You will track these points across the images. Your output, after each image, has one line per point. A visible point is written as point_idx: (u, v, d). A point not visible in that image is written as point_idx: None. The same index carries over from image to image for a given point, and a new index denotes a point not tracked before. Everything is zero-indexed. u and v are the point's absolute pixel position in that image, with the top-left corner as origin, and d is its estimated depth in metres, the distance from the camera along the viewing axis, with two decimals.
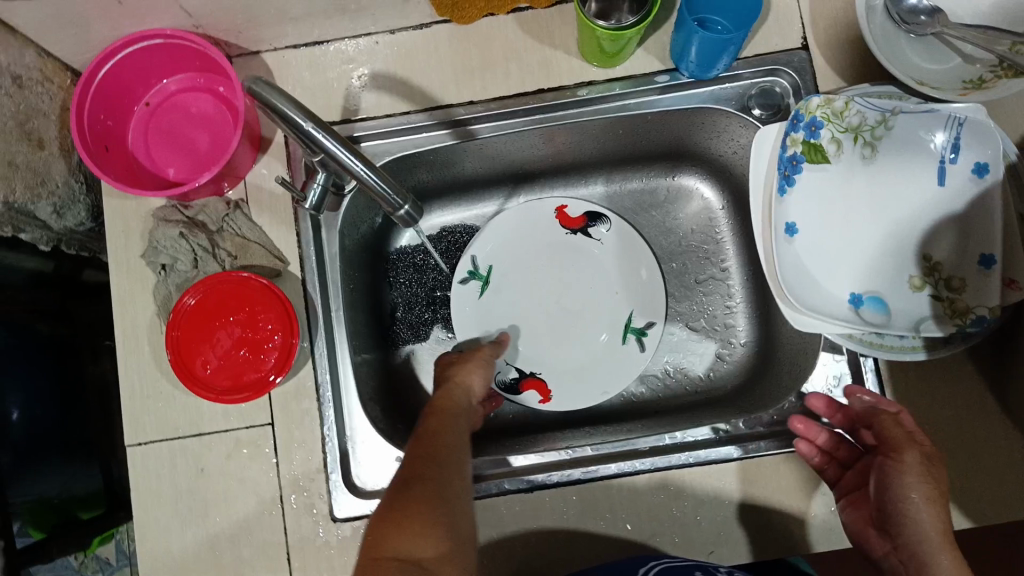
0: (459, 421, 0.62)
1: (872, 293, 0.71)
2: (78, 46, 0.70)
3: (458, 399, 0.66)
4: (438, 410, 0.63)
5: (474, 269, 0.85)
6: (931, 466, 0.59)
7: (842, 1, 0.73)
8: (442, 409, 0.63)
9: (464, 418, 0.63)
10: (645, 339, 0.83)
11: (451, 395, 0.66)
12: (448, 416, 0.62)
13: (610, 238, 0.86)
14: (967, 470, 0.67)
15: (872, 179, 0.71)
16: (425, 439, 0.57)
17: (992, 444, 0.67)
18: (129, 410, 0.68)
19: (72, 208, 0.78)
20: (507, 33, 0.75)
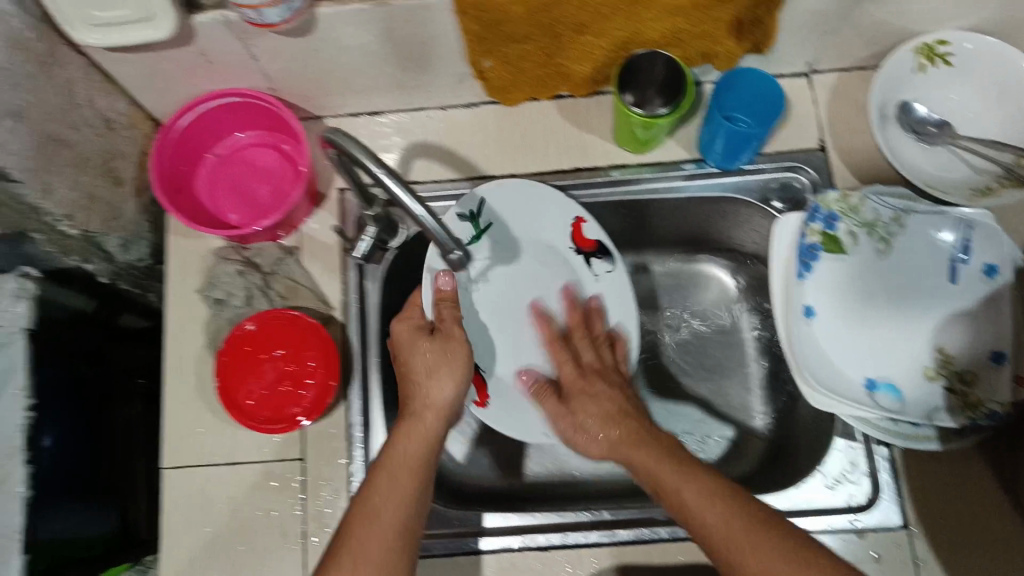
0: (406, 488, 0.62)
1: (886, 378, 0.73)
2: (164, 101, 0.79)
3: (416, 436, 0.65)
4: (397, 455, 0.64)
5: (473, 214, 0.79)
6: (653, 439, 0.67)
7: (857, 110, 0.80)
8: (397, 462, 0.63)
9: (417, 468, 0.63)
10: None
11: (414, 435, 0.65)
12: (403, 467, 0.63)
13: (608, 277, 0.81)
14: (972, 562, 0.69)
15: (886, 273, 0.75)
16: (362, 528, 0.60)
17: (998, 537, 0.69)
18: (169, 439, 0.76)
19: (137, 244, 0.85)
20: (549, 116, 0.82)
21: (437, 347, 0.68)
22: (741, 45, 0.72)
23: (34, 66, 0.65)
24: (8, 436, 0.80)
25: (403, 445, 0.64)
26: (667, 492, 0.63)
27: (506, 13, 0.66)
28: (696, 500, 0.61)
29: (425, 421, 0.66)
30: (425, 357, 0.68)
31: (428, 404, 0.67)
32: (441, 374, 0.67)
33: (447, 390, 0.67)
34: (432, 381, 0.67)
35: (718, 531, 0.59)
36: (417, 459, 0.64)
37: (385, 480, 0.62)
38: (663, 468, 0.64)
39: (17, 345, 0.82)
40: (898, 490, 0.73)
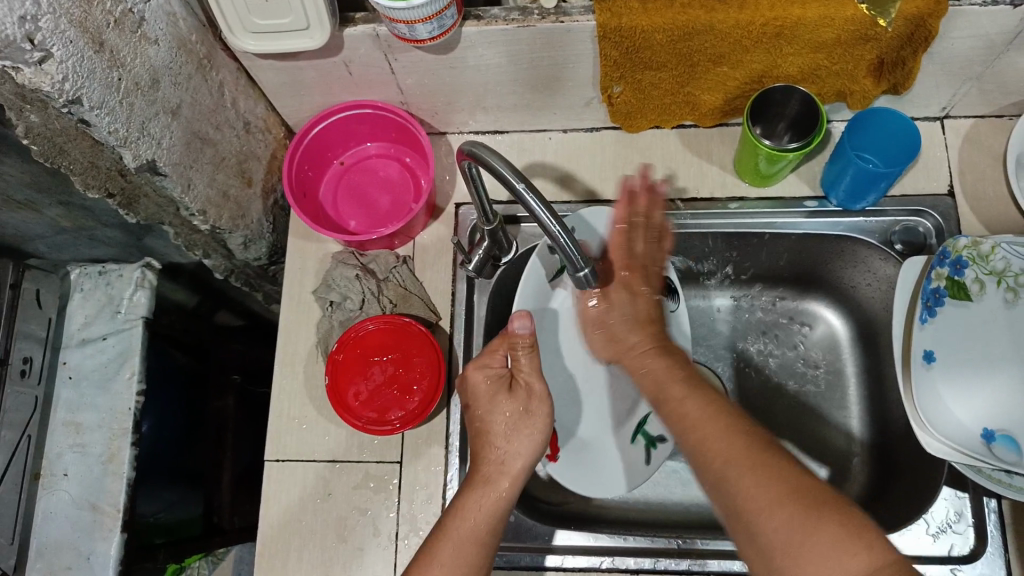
0: (473, 562, 0.57)
1: (1005, 431, 0.70)
2: (298, 107, 0.82)
3: (488, 505, 0.60)
4: (465, 525, 0.59)
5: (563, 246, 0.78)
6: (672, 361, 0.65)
7: (989, 157, 0.78)
8: (464, 533, 0.58)
9: (484, 544, 0.59)
10: (652, 451, 0.78)
11: (481, 505, 0.60)
12: (473, 534, 0.59)
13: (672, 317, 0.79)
14: None
15: (1016, 324, 0.72)
16: None
17: None
18: (276, 430, 0.78)
19: (257, 243, 0.88)
20: (669, 145, 0.83)
21: (517, 406, 0.63)
22: (878, 86, 0.72)
23: (192, 66, 0.69)
24: (117, 413, 0.83)
25: (473, 511, 0.60)
26: (685, 419, 0.60)
27: (648, 40, 0.67)
28: (717, 436, 0.57)
29: (498, 491, 0.61)
30: (505, 414, 0.63)
31: (506, 466, 0.62)
32: (520, 438, 0.62)
33: (528, 450, 0.62)
34: (512, 441, 0.62)
35: (730, 467, 0.55)
36: (487, 530, 0.59)
37: (452, 550, 0.57)
38: (686, 401, 0.61)
39: (136, 330, 0.85)
40: (1004, 545, 0.72)
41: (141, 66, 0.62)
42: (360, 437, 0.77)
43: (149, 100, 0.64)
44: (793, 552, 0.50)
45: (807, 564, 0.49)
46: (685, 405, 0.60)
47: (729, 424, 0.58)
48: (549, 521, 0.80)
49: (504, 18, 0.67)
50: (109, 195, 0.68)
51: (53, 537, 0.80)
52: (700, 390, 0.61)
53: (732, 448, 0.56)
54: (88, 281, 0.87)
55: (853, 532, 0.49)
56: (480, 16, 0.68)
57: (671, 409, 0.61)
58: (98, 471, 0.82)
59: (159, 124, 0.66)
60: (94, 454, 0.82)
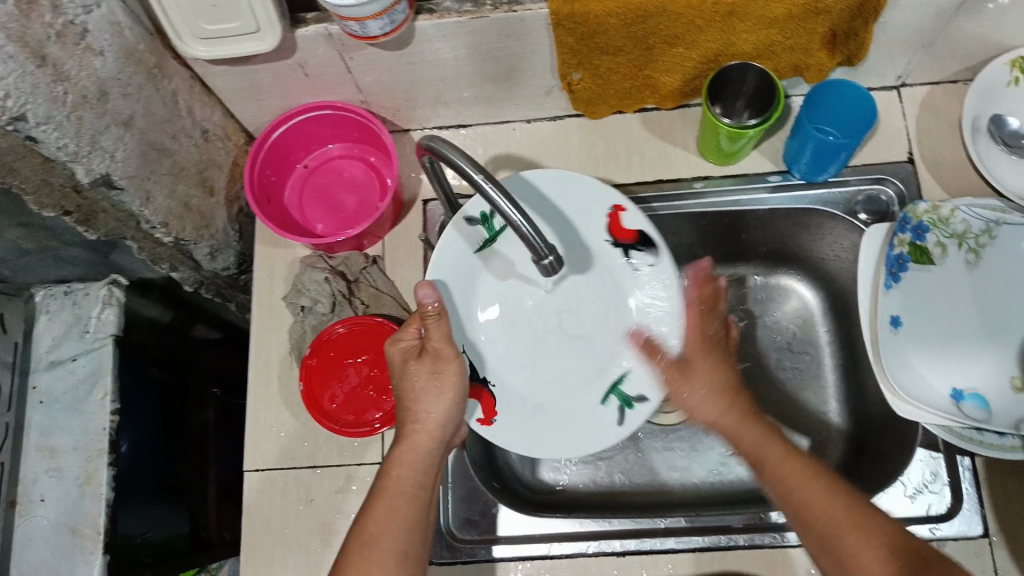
0: (408, 512, 0.60)
1: (973, 389, 0.72)
2: (257, 112, 0.81)
3: (411, 463, 0.62)
4: (393, 486, 0.61)
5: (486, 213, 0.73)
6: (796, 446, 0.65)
7: (947, 124, 0.80)
8: (395, 486, 0.61)
9: (418, 493, 0.61)
10: (628, 411, 0.72)
11: (408, 458, 0.63)
12: (403, 493, 0.61)
13: (648, 272, 0.74)
14: None
15: (978, 286, 0.75)
16: (363, 562, 0.57)
17: None
18: (254, 440, 0.77)
19: (224, 252, 0.87)
20: (632, 129, 0.83)
21: (427, 369, 0.64)
22: (832, 58, 0.72)
23: (142, 76, 0.67)
24: (92, 434, 0.83)
25: (400, 472, 0.62)
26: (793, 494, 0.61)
27: (602, 25, 0.67)
28: (807, 489, 0.61)
29: (420, 451, 0.63)
30: (416, 377, 0.64)
31: (421, 425, 0.63)
32: (433, 399, 0.63)
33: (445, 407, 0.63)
34: (427, 397, 0.63)
35: (823, 521, 0.59)
36: (417, 487, 0.62)
37: (385, 505, 0.60)
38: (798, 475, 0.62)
39: (105, 349, 0.84)
40: (980, 501, 0.73)
41: (88, 79, 0.61)
42: (340, 440, 0.77)
43: (98, 113, 0.63)
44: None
45: None
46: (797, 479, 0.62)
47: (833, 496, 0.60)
48: (534, 510, 0.81)
49: (458, 11, 0.67)
50: (65, 213, 0.67)
51: (34, 563, 0.79)
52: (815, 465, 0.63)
53: (842, 520, 0.59)
54: (54, 301, 0.86)
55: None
56: (433, 9, 0.67)
57: (773, 468, 0.63)
58: (75, 494, 0.81)
59: (111, 136, 0.65)
60: (71, 477, 0.82)
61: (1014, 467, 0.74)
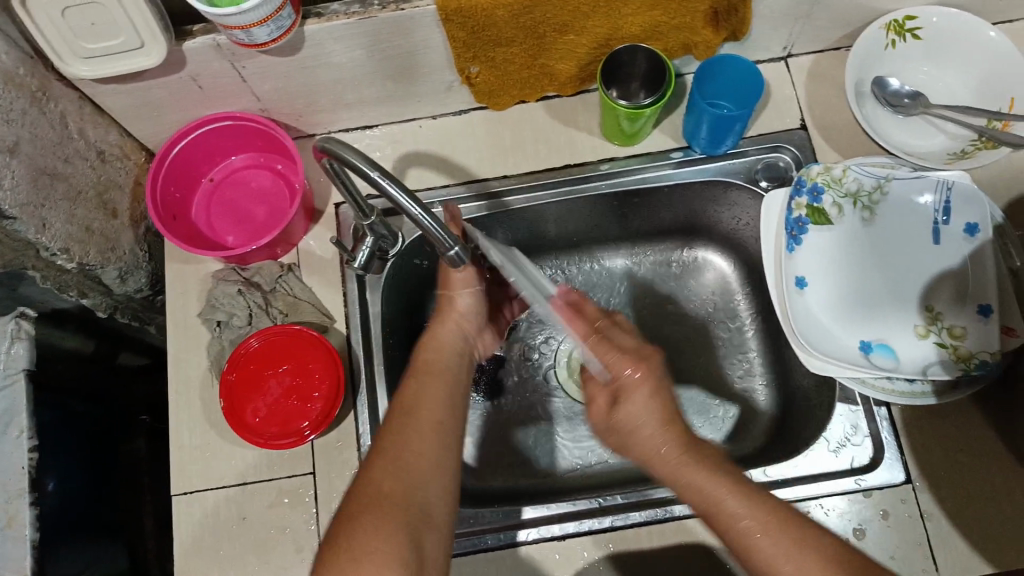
0: (450, 376, 0.64)
1: (881, 340, 0.75)
2: (154, 129, 0.80)
3: (438, 347, 0.67)
4: (424, 365, 0.65)
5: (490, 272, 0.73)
6: (701, 456, 0.57)
7: (834, 90, 0.83)
8: (430, 359, 0.66)
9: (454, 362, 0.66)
10: None
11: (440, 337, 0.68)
12: (435, 372, 0.64)
13: None
14: (977, 509, 0.73)
15: (875, 241, 0.78)
16: (409, 414, 0.60)
17: (1003, 484, 0.74)
18: (179, 462, 0.76)
19: (134, 275, 0.85)
20: (535, 117, 0.84)
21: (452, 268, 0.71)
22: (719, 34, 0.75)
23: (25, 100, 0.66)
24: (12, 474, 0.80)
25: (431, 354, 0.66)
26: (733, 527, 0.54)
27: (491, 17, 0.68)
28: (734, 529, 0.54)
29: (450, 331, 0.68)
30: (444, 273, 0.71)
31: (444, 319, 0.69)
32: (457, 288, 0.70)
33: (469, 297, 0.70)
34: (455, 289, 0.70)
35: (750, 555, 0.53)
36: (449, 367, 0.66)
37: (427, 369, 0.65)
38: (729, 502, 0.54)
39: (18, 386, 0.81)
40: (899, 448, 0.76)
41: None
42: (269, 454, 0.76)
43: None
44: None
45: None
46: (724, 506, 0.55)
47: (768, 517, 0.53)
48: (472, 503, 0.81)
49: (345, 13, 0.67)
50: None
51: None
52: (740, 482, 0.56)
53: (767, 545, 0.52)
54: None
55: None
56: (321, 13, 0.67)
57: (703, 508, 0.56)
58: None
59: None
60: None
61: (927, 412, 0.77)
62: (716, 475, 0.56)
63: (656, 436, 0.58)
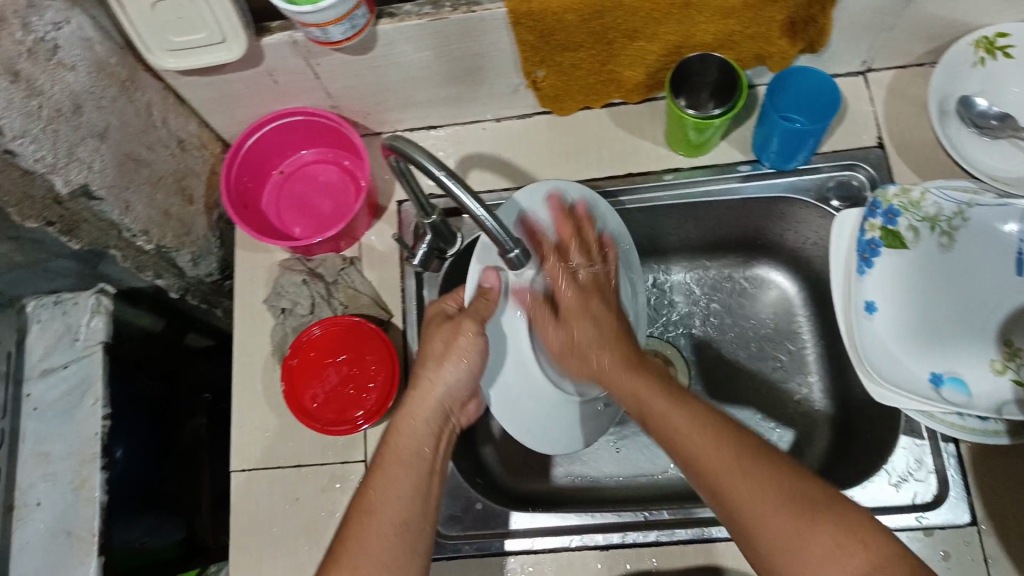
0: (416, 472, 0.62)
1: (952, 373, 0.71)
2: (231, 121, 0.83)
3: (413, 432, 0.64)
4: (393, 454, 0.63)
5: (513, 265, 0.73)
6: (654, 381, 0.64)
7: (915, 107, 0.80)
8: (397, 450, 0.63)
9: (424, 452, 0.64)
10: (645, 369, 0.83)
11: (411, 422, 0.65)
12: (404, 464, 0.62)
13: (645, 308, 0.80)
14: None
15: (951, 268, 0.73)
16: (363, 523, 0.59)
17: None
18: (238, 440, 0.79)
19: (206, 259, 0.89)
20: (600, 123, 0.84)
21: (445, 334, 0.67)
22: (794, 45, 0.72)
23: (115, 89, 0.70)
24: (85, 439, 0.85)
25: (403, 439, 0.64)
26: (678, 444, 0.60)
27: (560, 21, 0.68)
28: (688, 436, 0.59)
29: (427, 411, 0.65)
30: (436, 343, 0.67)
31: (422, 397, 0.66)
32: (440, 368, 0.66)
33: (453, 370, 0.66)
34: (439, 366, 0.66)
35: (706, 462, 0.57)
36: (417, 455, 0.63)
37: (394, 462, 0.62)
38: (676, 422, 0.60)
39: (96, 356, 0.86)
40: (966, 488, 0.72)
41: (62, 93, 0.63)
42: (323, 440, 0.78)
43: (73, 125, 0.65)
44: (782, 556, 0.53)
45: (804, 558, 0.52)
46: (672, 417, 0.61)
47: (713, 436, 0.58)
48: (514, 504, 0.82)
49: (417, 14, 0.68)
50: (49, 224, 0.69)
51: (31, 568, 0.81)
52: (686, 401, 0.62)
53: (721, 452, 0.57)
54: (44, 311, 0.89)
55: (839, 527, 0.52)
56: (393, 13, 0.69)
57: (659, 422, 0.62)
58: (70, 499, 0.83)
59: (87, 148, 0.67)
60: (64, 482, 0.84)
61: (996, 450, 0.73)
62: (666, 395, 0.62)
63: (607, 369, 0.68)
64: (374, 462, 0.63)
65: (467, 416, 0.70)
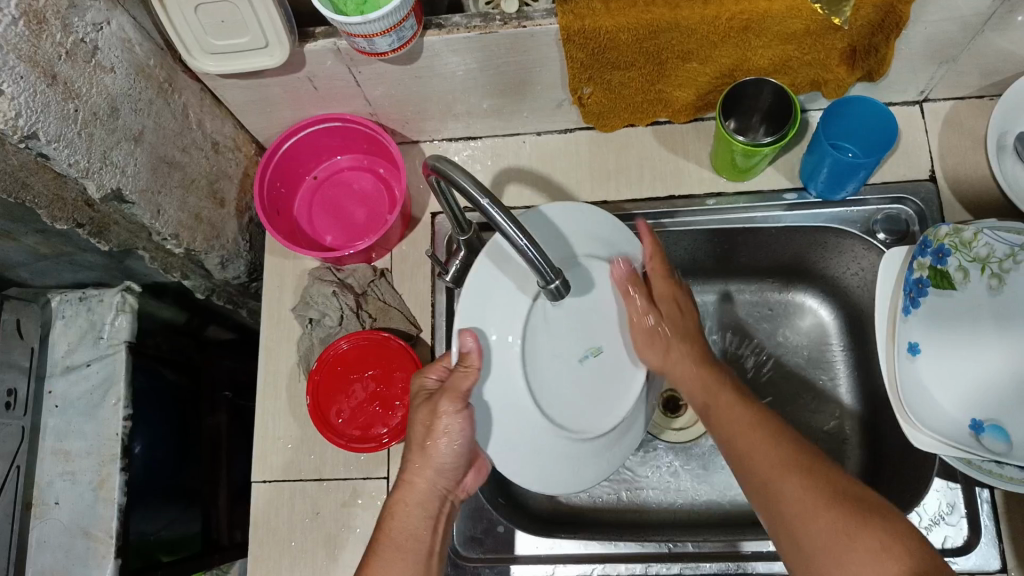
0: (413, 561, 0.60)
1: (993, 421, 0.69)
2: (266, 124, 0.82)
3: (408, 517, 0.62)
4: (387, 542, 0.61)
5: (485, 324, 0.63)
6: (721, 390, 0.66)
7: (970, 141, 0.77)
8: (393, 538, 0.61)
9: (422, 538, 0.62)
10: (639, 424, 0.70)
11: (407, 506, 0.63)
12: (399, 550, 0.61)
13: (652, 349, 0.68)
14: None
15: (999, 313, 0.71)
16: None
17: None
18: (261, 451, 0.78)
19: (235, 262, 0.88)
20: (644, 142, 0.82)
21: (422, 418, 0.62)
22: (852, 73, 0.70)
23: (153, 91, 0.68)
24: (106, 438, 0.84)
25: (399, 523, 0.62)
26: (742, 446, 0.61)
27: (613, 41, 0.66)
28: (753, 440, 0.61)
29: (421, 494, 0.63)
30: (417, 426, 0.63)
31: (412, 481, 0.63)
32: (425, 450, 0.63)
33: (441, 449, 0.62)
34: (426, 448, 0.62)
35: (768, 462, 0.59)
36: (414, 540, 0.62)
37: (392, 551, 0.60)
38: (742, 427, 0.62)
39: (119, 355, 0.85)
40: (998, 534, 0.70)
41: (99, 96, 0.61)
42: (346, 455, 0.77)
43: (109, 129, 0.63)
44: (828, 555, 0.53)
45: (850, 566, 0.51)
46: (737, 419, 0.63)
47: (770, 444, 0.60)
48: (539, 527, 0.81)
49: (466, 26, 0.66)
50: (78, 226, 0.68)
51: (47, 565, 0.81)
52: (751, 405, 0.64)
53: (787, 459, 0.58)
54: (69, 307, 0.88)
55: (891, 534, 0.51)
56: (441, 24, 0.66)
57: (722, 424, 0.64)
58: (90, 498, 0.82)
59: (122, 151, 0.65)
60: (84, 481, 0.83)
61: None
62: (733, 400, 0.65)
63: (687, 378, 0.67)
64: (367, 553, 0.61)
65: (465, 491, 0.68)
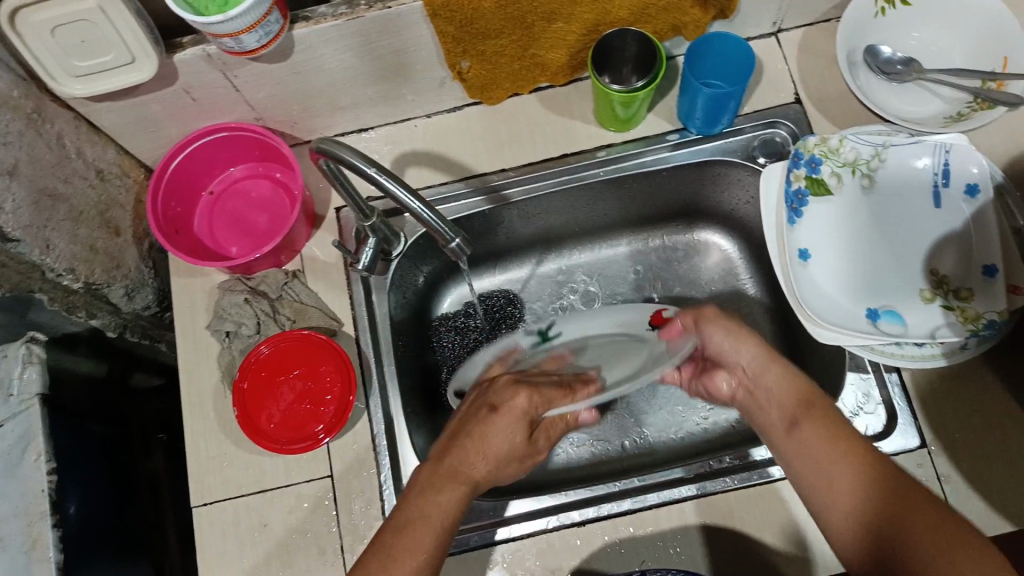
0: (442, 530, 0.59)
1: (888, 307, 0.74)
2: (150, 145, 0.81)
3: (447, 491, 0.61)
4: (423, 502, 0.60)
5: None
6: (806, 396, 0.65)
7: (824, 62, 0.83)
8: (432, 497, 0.60)
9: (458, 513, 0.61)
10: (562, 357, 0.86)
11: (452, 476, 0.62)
12: (428, 511, 0.59)
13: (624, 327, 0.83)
14: (998, 466, 0.70)
15: (875, 208, 0.76)
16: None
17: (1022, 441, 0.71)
18: (196, 474, 0.76)
19: (141, 291, 0.86)
20: (530, 108, 0.85)
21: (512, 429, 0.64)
22: (706, 13, 0.75)
23: (21, 122, 0.66)
24: (32, 496, 0.80)
25: (439, 492, 0.61)
26: (827, 470, 0.59)
27: (478, 10, 0.68)
28: (836, 451, 0.60)
29: (473, 474, 0.63)
30: (509, 435, 0.64)
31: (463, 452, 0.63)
32: (495, 444, 0.64)
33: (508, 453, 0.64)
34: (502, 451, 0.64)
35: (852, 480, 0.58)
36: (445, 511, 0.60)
37: (422, 514, 0.59)
38: (826, 439, 0.61)
39: (32, 410, 0.82)
40: (913, 413, 0.74)
41: None
42: (284, 460, 0.76)
43: None
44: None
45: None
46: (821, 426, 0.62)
47: (867, 470, 0.58)
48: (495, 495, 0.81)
49: (333, 14, 0.67)
50: None
51: None
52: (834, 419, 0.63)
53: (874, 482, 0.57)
54: None
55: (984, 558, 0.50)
56: (309, 16, 0.67)
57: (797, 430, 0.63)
58: (23, 562, 0.78)
59: None
60: (14, 545, 0.78)
61: (937, 374, 0.75)
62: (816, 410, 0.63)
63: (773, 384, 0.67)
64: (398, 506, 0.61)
65: None
